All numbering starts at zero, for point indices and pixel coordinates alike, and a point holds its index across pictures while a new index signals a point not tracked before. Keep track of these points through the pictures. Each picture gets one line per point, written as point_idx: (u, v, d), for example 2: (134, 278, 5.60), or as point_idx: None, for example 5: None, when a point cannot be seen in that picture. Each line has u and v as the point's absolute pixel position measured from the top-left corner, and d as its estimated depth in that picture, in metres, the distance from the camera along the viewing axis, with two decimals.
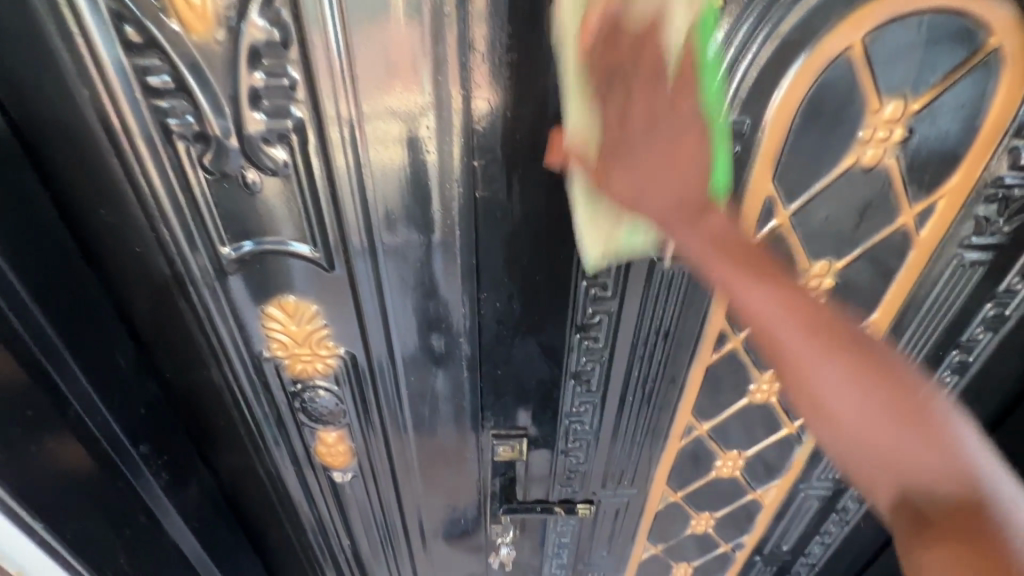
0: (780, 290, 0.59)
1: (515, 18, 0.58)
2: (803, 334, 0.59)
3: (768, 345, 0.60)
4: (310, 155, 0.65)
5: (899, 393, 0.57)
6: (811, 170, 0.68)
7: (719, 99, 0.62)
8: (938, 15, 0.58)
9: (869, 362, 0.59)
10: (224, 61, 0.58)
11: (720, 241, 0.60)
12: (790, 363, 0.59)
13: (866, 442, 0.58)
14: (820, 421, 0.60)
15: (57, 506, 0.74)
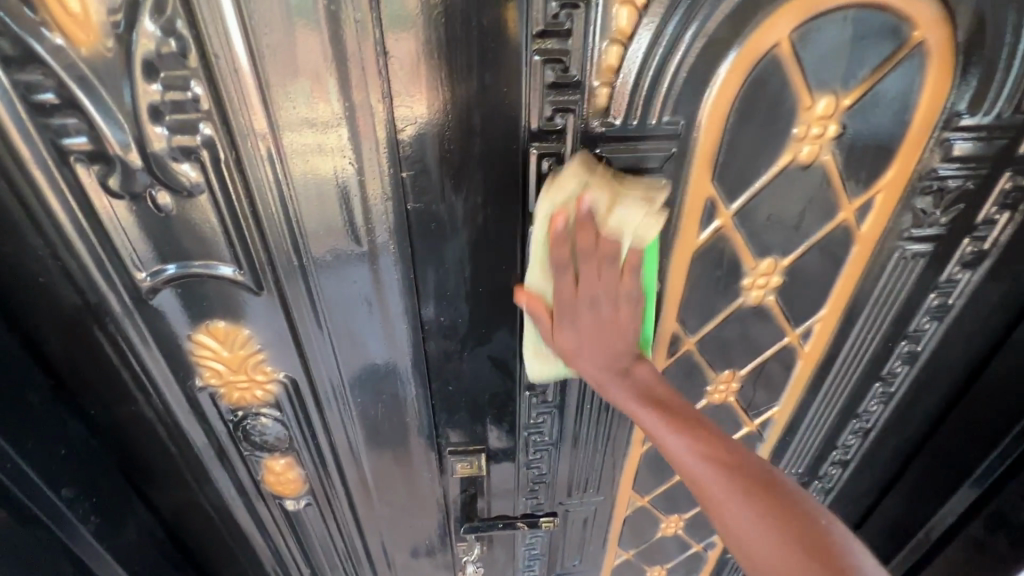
0: (689, 422, 0.69)
1: (432, 22, 0.55)
2: (725, 470, 0.65)
3: (690, 476, 0.67)
4: (224, 172, 0.60)
5: (790, 519, 0.62)
6: (749, 169, 0.67)
7: (651, 100, 0.60)
8: (861, 10, 0.58)
9: (757, 484, 0.64)
10: (117, 75, 0.54)
11: (645, 394, 0.71)
12: (697, 488, 0.67)
13: (767, 563, 0.60)
14: (723, 513, 0.64)
15: None
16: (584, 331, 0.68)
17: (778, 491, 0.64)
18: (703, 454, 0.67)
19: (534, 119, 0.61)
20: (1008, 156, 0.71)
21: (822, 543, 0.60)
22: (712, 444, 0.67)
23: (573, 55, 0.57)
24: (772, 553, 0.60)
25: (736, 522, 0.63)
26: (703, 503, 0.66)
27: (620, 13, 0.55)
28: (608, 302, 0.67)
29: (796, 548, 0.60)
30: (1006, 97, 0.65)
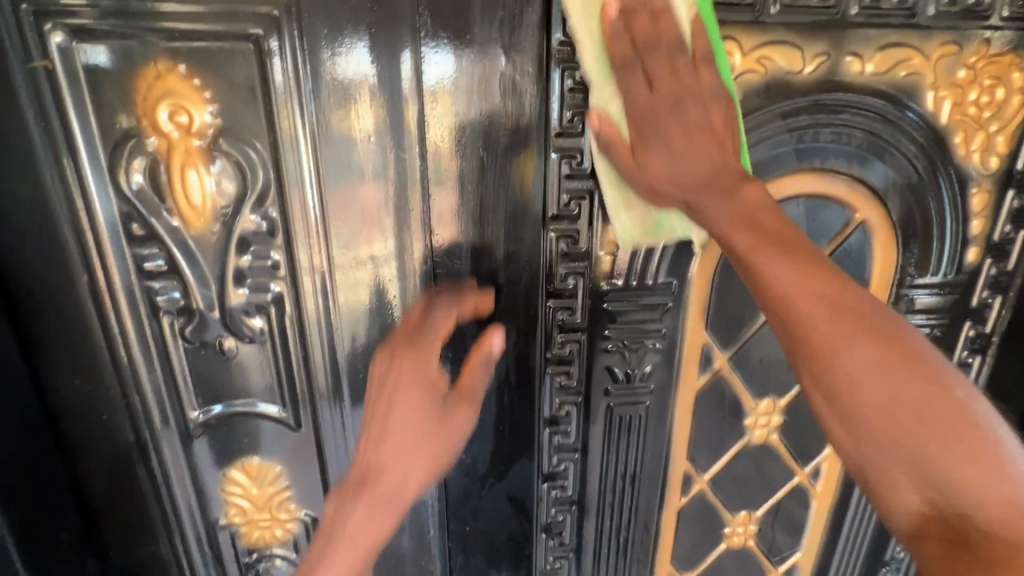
0: (864, 350, 0.50)
1: (470, 207, 0.69)
2: (863, 335, 0.50)
3: (788, 319, 0.53)
4: (286, 323, 0.71)
5: (927, 374, 0.49)
6: (738, 319, 0.78)
7: (647, 265, 0.72)
8: (809, 198, 0.72)
9: (931, 382, 0.49)
10: (217, 248, 0.67)
11: (813, 273, 0.54)
12: (811, 345, 0.51)
13: (933, 464, 0.46)
14: (871, 416, 0.49)
15: None
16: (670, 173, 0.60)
17: (942, 410, 0.47)
18: (824, 290, 0.52)
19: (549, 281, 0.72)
20: (965, 307, 0.81)
21: (955, 419, 0.47)
22: (814, 287, 0.52)
23: (582, 232, 0.70)
24: (941, 454, 0.46)
25: (868, 413, 0.49)
26: (792, 344, 0.53)
27: None
28: (682, 142, 0.60)
29: (952, 435, 0.46)
30: (948, 261, 0.77)
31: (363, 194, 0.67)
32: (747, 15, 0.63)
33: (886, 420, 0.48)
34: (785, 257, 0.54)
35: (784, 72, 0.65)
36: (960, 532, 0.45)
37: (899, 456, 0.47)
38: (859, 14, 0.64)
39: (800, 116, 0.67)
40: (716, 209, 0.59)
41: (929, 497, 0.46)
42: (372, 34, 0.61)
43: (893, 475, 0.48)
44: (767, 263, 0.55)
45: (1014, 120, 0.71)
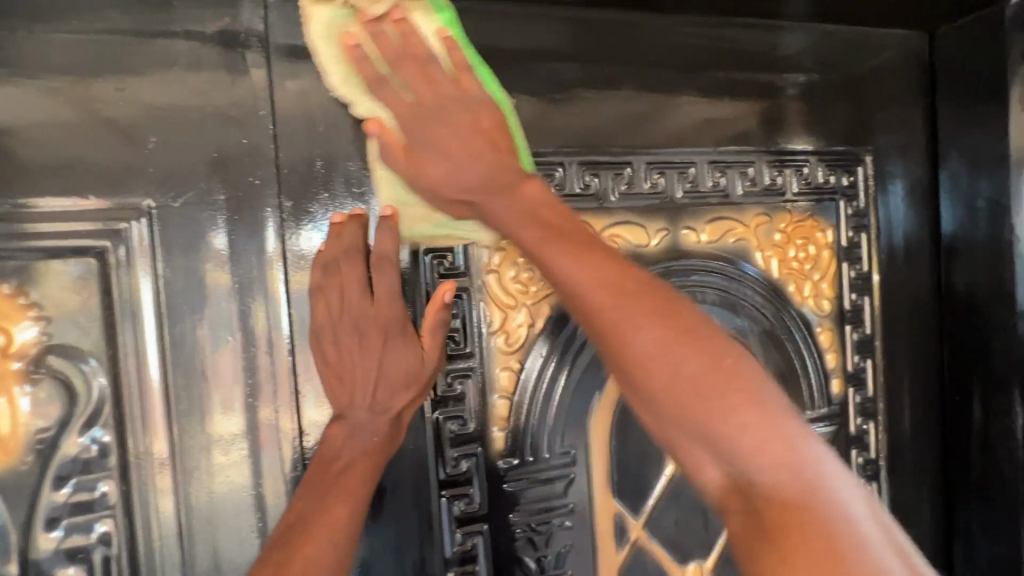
0: (683, 353, 0.43)
1: None
2: (683, 346, 0.43)
3: (608, 320, 0.45)
4: (113, 569, 0.57)
5: (752, 395, 0.42)
6: (644, 480, 0.74)
7: (542, 438, 0.69)
8: None
9: (733, 369, 0.43)
10: (24, 485, 0.55)
11: (594, 266, 0.47)
12: (616, 341, 0.45)
13: (723, 441, 0.41)
14: (664, 393, 0.43)
15: None
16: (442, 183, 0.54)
17: (714, 404, 0.42)
18: (647, 305, 0.45)
19: (440, 470, 0.66)
20: (845, 436, 0.85)
21: (761, 406, 0.42)
22: (602, 287, 0.46)
23: (469, 411, 0.67)
24: (738, 433, 0.41)
25: (653, 389, 0.43)
26: (603, 332, 0.45)
27: (501, 376, 0.68)
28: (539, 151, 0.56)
29: (734, 414, 0.41)
30: (816, 394, 0.82)
31: (224, 402, 0.60)
32: (593, 203, 0.71)
33: (716, 406, 0.42)
34: (569, 257, 0.48)
35: (633, 246, 0.73)
36: (750, 503, 0.41)
37: (756, 451, 0.41)
38: (684, 196, 0.75)
39: (655, 281, 0.73)
40: (501, 211, 0.53)
41: (726, 472, 0.42)
42: (236, 232, 0.60)
43: (689, 449, 0.43)
44: (556, 260, 0.48)
45: (829, 269, 0.83)
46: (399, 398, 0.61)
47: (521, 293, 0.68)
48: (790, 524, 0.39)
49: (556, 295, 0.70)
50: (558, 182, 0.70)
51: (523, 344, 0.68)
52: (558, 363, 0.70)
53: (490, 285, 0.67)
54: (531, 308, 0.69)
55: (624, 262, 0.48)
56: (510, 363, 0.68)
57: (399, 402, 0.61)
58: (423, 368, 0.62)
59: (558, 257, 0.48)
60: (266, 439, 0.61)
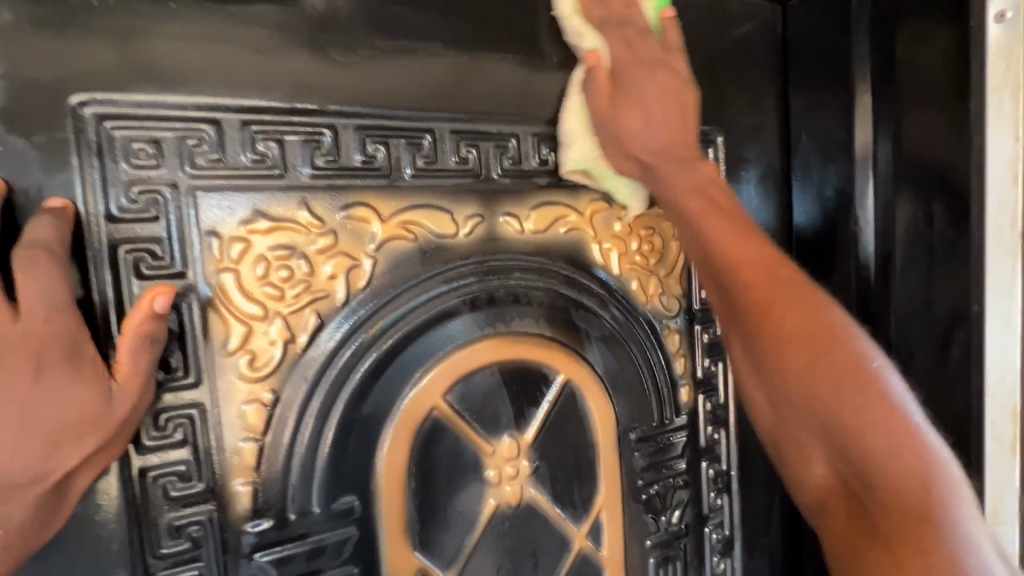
0: (831, 367, 0.50)
1: None
2: (827, 364, 0.50)
3: (769, 329, 0.54)
4: None
5: (872, 384, 0.48)
6: (455, 524, 0.61)
7: (308, 489, 0.53)
8: (504, 364, 0.62)
9: (838, 363, 0.50)
10: None
11: (753, 258, 0.57)
12: (778, 347, 0.53)
13: (865, 450, 0.46)
14: (807, 401, 0.50)
15: None
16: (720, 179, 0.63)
17: (858, 409, 0.47)
18: (762, 306, 0.55)
19: (151, 546, 0.48)
20: (696, 448, 0.77)
21: (876, 391, 0.48)
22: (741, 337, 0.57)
23: (196, 462, 0.49)
24: (877, 441, 0.45)
25: (814, 402, 0.50)
26: (773, 341, 0.53)
27: (246, 411, 0.51)
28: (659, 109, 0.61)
29: (871, 415, 0.47)
30: (663, 404, 0.73)
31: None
32: (379, 180, 0.55)
33: (807, 404, 0.50)
34: (751, 253, 0.57)
35: (436, 236, 0.58)
36: (854, 497, 0.46)
37: (837, 445, 0.48)
38: (503, 175, 0.61)
39: (467, 280, 0.59)
40: (670, 176, 0.62)
41: (837, 468, 0.48)
42: None
43: (835, 460, 0.49)
44: (748, 257, 0.57)
45: (677, 263, 0.74)
46: (68, 459, 0.42)
47: (273, 299, 0.51)
48: (890, 529, 0.42)
49: (327, 300, 0.53)
50: (328, 152, 0.53)
51: (279, 368, 0.52)
52: (330, 389, 0.53)
53: (226, 289, 0.49)
54: (289, 318, 0.52)
55: (778, 266, 0.56)
56: (259, 394, 0.51)
57: (71, 460, 0.42)
58: (111, 413, 0.43)
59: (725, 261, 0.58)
60: None
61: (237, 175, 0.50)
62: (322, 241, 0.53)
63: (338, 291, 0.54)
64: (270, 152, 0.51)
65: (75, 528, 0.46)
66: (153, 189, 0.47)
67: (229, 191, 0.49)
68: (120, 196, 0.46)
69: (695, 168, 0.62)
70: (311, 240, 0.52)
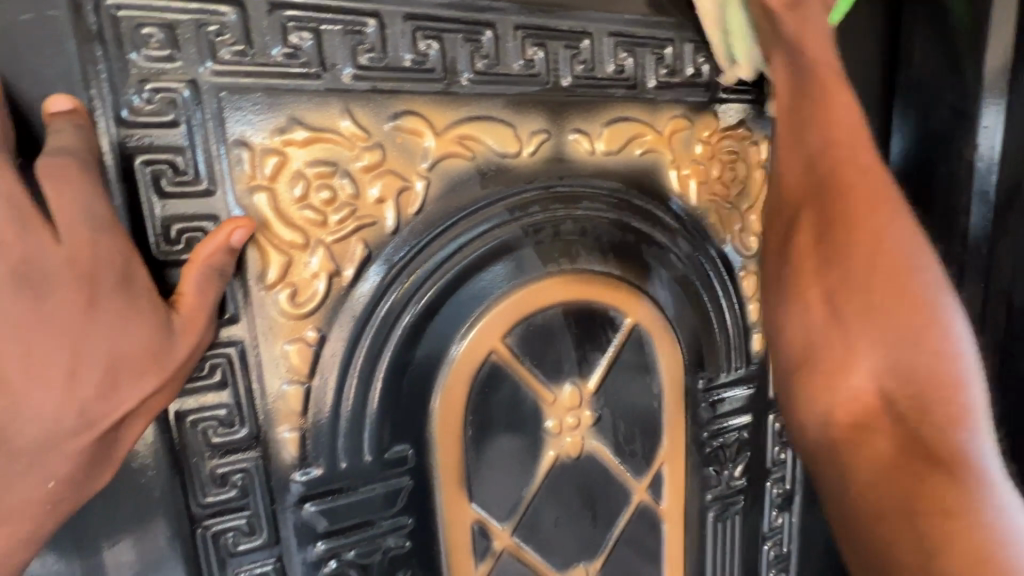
0: (926, 324, 0.41)
1: None
2: (864, 232, 0.45)
3: (861, 208, 0.45)
4: None
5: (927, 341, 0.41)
6: (512, 475, 0.56)
7: (358, 436, 0.48)
8: (570, 305, 0.55)
9: (912, 302, 0.42)
10: None
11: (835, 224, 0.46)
12: (846, 216, 0.46)
13: (908, 321, 0.41)
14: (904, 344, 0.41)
15: None
16: (825, 112, 0.50)
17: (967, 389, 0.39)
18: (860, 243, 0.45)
19: (195, 494, 0.44)
20: (763, 399, 0.71)
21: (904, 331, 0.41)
22: (807, 187, 0.48)
23: (237, 405, 0.44)
24: (935, 364, 0.40)
25: (862, 288, 0.44)
26: (834, 194, 0.47)
27: (288, 352, 0.45)
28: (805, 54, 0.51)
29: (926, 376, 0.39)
30: (734, 353, 0.66)
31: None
32: (432, 85, 0.46)
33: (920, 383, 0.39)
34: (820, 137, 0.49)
35: (497, 154, 0.49)
36: (919, 413, 0.39)
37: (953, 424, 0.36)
38: (574, 84, 0.52)
39: (531, 207, 0.51)
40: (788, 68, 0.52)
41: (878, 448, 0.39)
42: None
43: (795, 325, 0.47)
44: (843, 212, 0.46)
45: (760, 195, 0.65)
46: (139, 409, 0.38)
47: (314, 224, 0.44)
48: (923, 404, 0.39)
49: (375, 228, 0.46)
50: (373, 48, 0.44)
51: (324, 304, 0.45)
52: (380, 330, 0.47)
53: (261, 211, 0.42)
54: (333, 247, 0.45)
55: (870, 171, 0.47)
56: (302, 333, 0.45)
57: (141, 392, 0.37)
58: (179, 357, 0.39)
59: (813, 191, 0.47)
60: None
61: (267, 73, 0.41)
62: (369, 157, 0.45)
63: (387, 217, 0.46)
64: (305, 46, 0.42)
65: (112, 482, 0.41)
66: (171, 87, 0.39)
67: (258, 93, 0.41)
68: (131, 95, 0.38)
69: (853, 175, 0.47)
70: (356, 156, 0.45)
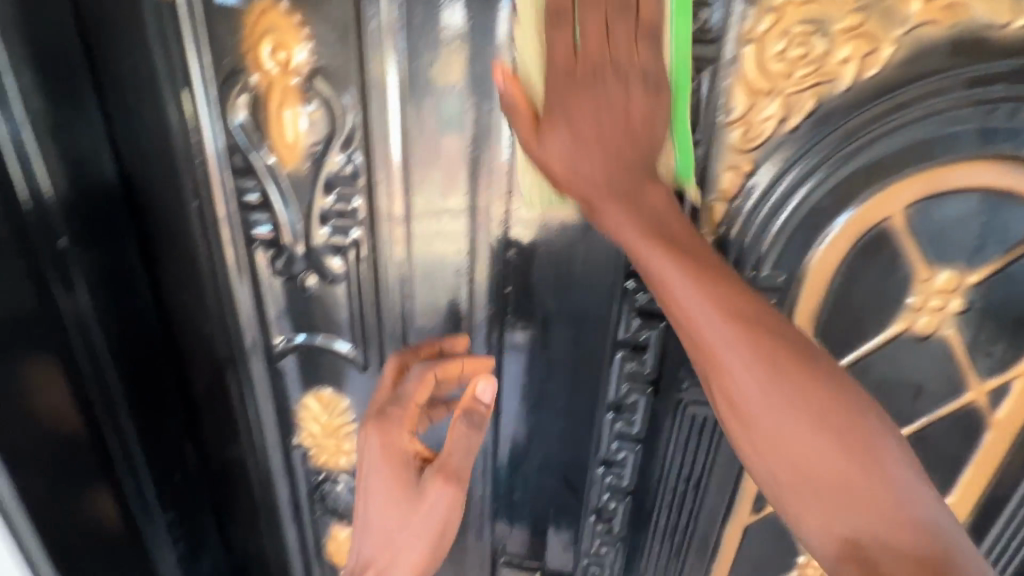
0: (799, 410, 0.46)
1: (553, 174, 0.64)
2: (720, 302, 0.48)
3: (703, 356, 0.49)
4: (364, 271, 0.72)
5: (865, 453, 0.45)
6: (858, 329, 0.65)
7: (752, 254, 0.62)
8: (988, 193, 0.58)
9: (850, 432, 0.46)
10: (306, 187, 0.68)
11: (723, 301, 0.48)
12: (616, 227, 0.52)
13: (792, 450, 0.47)
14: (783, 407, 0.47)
15: (81, 557, 0.78)
16: (590, 165, 0.51)
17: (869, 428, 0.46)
18: (788, 392, 0.47)
19: (632, 259, 0.65)
20: None
21: (863, 446, 0.45)
22: (704, 255, 0.51)
23: (677, 207, 0.61)
24: (834, 463, 0.45)
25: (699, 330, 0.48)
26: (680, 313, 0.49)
27: (725, 176, 0.59)
28: (649, 206, 0.52)
29: (865, 490, 0.44)
30: None
31: (456, 159, 0.64)
32: None
33: (785, 449, 0.47)
34: (739, 349, 0.48)
35: (981, 24, 0.51)
36: (854, 546, 0.43)
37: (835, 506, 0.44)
38: None
39: (994, 86, 0.53)
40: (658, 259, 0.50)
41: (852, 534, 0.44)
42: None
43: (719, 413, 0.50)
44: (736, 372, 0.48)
45: None
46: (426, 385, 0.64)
47: (784, 74, 0.54)
48: (805, 502, 0.46)
49: (832, 84, 0.54)
50: None
51: (766, 143, 0.57)
52: (802, 174, 0.58)
53: (748, 60, 0.54)
54: (790, 97, 0.55)
55: (751, 297, 0.50)
56: (740, 164, 0.58)
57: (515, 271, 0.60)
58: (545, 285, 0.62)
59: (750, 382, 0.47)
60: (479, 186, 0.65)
61: None
62: (852, 19, 0.52)
63: (846, 76, 0.53)
64: None
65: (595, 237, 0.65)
66: None
67: None
68: None
69: (725, 321, 0.48)
70: (842, 17, 0.51)
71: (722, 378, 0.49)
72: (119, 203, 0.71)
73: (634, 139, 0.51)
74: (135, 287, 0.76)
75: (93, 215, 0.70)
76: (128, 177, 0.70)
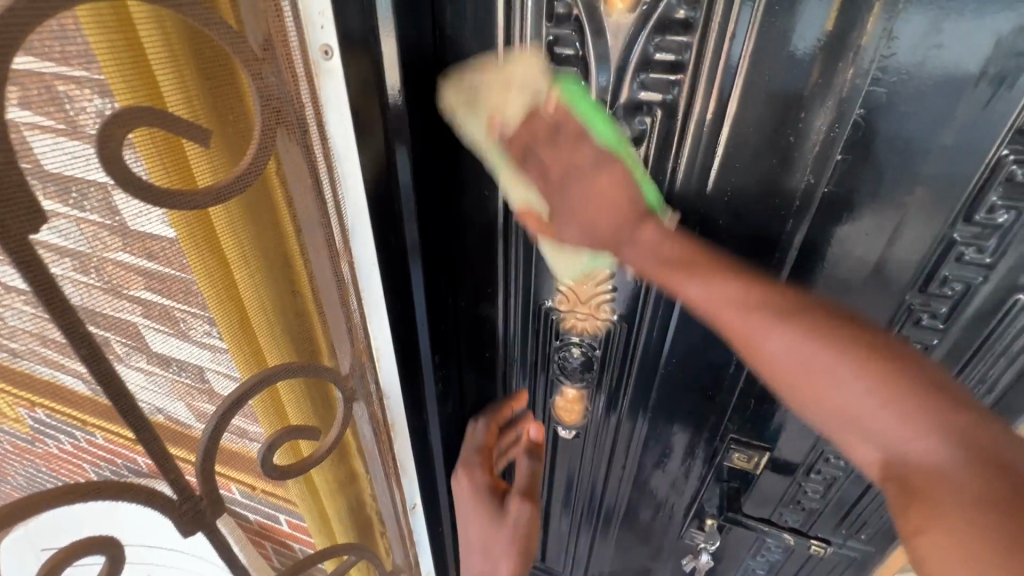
0: (833, 358, 0.49)
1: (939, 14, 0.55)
2: (759, 313, 0.54)
3: (663, 274, 0.60)
4: (668, 133, 0.69)
5: (916, 394, 0.46)
6: None
7: None
8: None
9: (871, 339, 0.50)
10: (627, 35, 0.63)
11: (795, 354, 0.51)
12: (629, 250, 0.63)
13: (831, 408, 0.50)
14: (824, 397, 0.50)
15: (413, 372, 0.95)
16: (716, 300, 0.56)
17: (907, 357, 0.49)
18: (852, 363, 0.48)
19: None
20: None
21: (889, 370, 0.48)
22: (750, 291, 0.55)
23: None
24: (887, 424, 0.47)
25: (772, 340, 0.52)
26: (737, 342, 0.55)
27: None
28: (609, 202, 0.63)
29: (891, 387, 0.47)
30: None
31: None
32: None
33: (830, 411, 0.50)
34: (790, 326, 0.52)
35: None
36: (900, 478, 0.46)
37: (889, 437, 0.47)
38: None
39: None
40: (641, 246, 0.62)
41: (889, 460, 0.47)
42: None
43: (761, 366, 0.54)
44: (775, 336, 0.52)
45: None
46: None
47: None
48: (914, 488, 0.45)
49: None
50: None
51: None
52: None
53: None
54: None
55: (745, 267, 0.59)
56: None
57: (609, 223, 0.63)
58: (714, 270, 0.58)
59: (785, 338, 0.52)
60: (837, 25, 0.58)
61: None
62: None
63: None
64: None
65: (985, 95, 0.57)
66: None
67: None
68: None
69: (711, 283, 0.57)
70: None
71: (765, 362, 0.54)
72: (430, 50, 0.70)
73: (612, 199, 0.63)
74: (435, 140, 0.77)
75: (416, 61, 0.68)
76: (438, 25, 0.69)
